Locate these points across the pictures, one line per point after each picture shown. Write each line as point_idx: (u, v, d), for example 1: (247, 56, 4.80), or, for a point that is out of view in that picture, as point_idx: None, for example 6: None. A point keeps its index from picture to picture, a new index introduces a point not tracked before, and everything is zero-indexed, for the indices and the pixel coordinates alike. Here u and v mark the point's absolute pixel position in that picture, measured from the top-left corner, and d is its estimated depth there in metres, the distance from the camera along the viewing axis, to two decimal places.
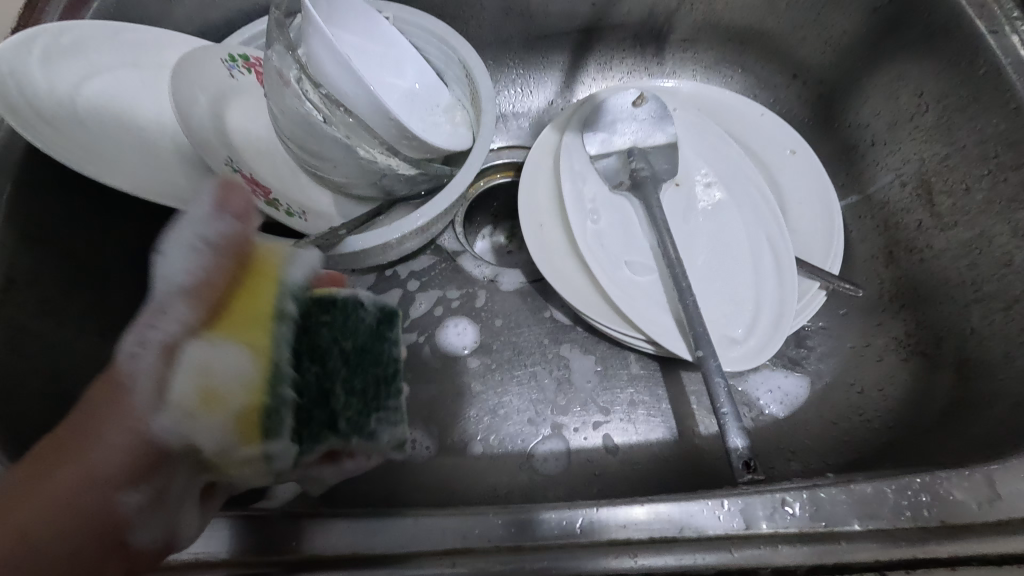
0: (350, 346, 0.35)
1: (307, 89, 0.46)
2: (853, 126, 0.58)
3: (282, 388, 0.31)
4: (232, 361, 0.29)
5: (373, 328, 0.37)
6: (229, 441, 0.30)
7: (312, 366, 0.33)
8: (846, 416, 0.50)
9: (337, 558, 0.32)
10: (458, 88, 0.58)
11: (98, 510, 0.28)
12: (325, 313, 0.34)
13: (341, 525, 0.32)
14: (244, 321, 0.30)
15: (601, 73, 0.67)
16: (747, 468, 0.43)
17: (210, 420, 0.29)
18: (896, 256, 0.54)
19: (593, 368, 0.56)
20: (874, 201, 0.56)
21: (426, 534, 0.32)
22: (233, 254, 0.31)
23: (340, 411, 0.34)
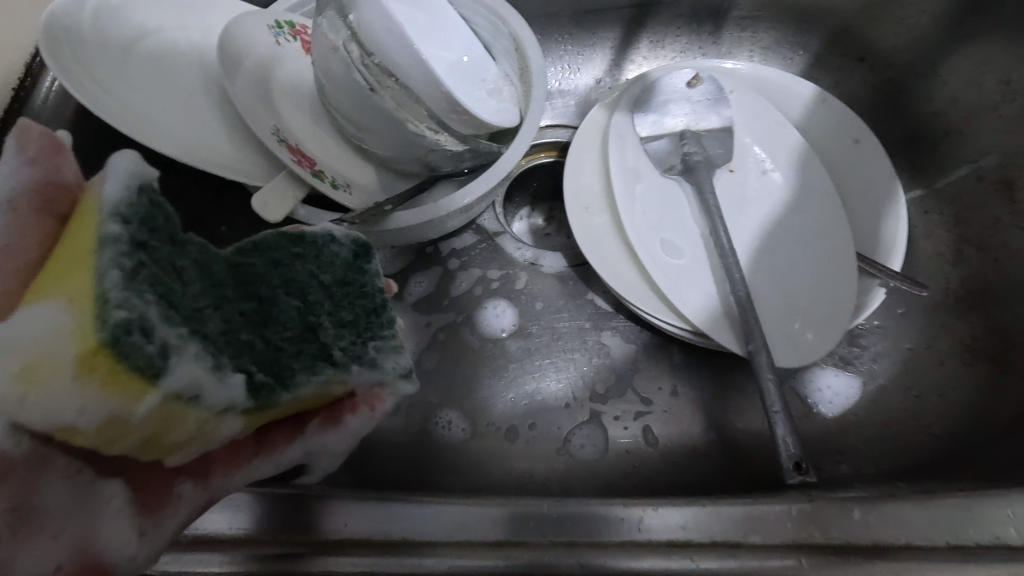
0: (330, 279, 0.33)
1: (357, 57, 0.45)
2: (925, 113, 0.55)
3: (126, 320, 0.21)
4: (46, 316, 0.21)
5: (350, 261, 0.35)
6: (100, 411, 0.21)
7: (292, 298, 0.31)
8: (901, 419, 0.48)
9: (359, 541, 0.33)
10: (506, 62, 0.56)
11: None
12: (294, 247, 0.33)
13: (364, 510, 0.34)
14: (64, 268, 0.22)
15: (653, 51, 0.64)
16: (798, 468, 0.41)
17: (49, 394, 0.21)
18: (966, 254, 0.51)
19: (635, 357, 0.55)
20: (944, 195, 0.53)
21: (460, 524, 0.34)
22: (47, 195, 0.28)
23: (330, 342, 0.31)
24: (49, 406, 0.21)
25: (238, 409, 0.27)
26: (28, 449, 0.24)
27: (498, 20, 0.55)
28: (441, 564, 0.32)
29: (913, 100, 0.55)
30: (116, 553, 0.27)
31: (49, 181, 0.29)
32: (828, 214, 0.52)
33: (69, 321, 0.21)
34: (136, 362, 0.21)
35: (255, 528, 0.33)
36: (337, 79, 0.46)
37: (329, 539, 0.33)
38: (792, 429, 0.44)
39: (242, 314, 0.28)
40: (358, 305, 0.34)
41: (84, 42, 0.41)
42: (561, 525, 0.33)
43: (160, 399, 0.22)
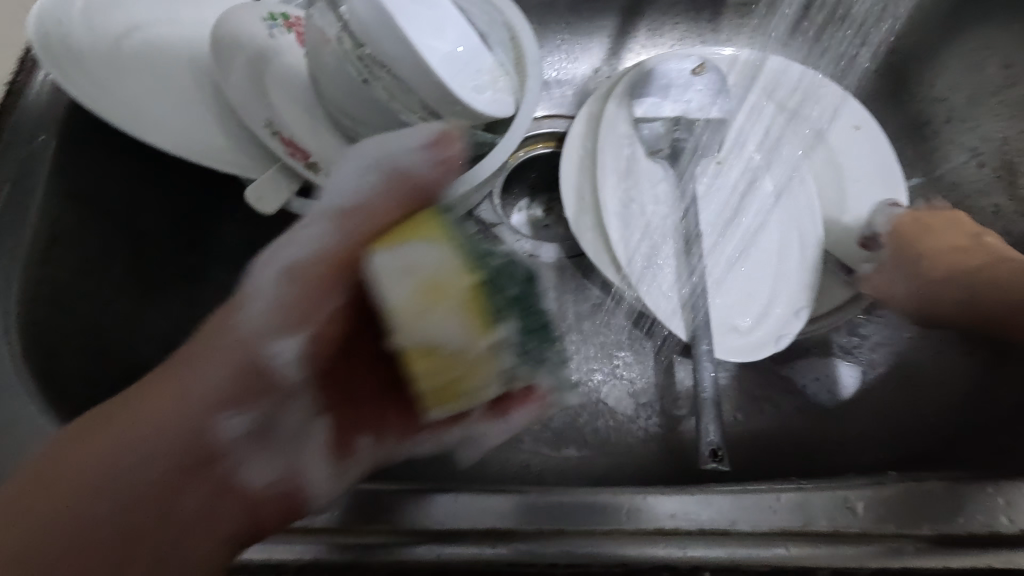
0: (539, 282, 0.30)
1: (348, 49, 0.44)
2: (927, 99, 0.54)
3: (487, 264, 0.27)
4: (422, 254, 0.27)
5: (536, 274, 0.32)
6: (463, 337, 0.26)
7: (526, 284, 0.28)
8: (900, 407, 0.48)
9: (442, 531, 0.30)
10: (501, 52, 0.55)
11: (186, 439, 0.33)
12: (519, 255, 0.30)
13: (446, 498, 0.31)
14: (435, 227, 0.28)
15: (650, 39, 0.63)
16: (712, 456, 0.43)
17: (445, 315, 0.26)
18: (967, 242, 0.50)
19: (630, 347, 0.54)
20: (945, 182, 0.52)
21: (476, 510, 0.30)
22: (412, 192, 0.33)
23: (536, 333, 0.28)
24: (432, 323, 0.26)
25: (505, 360, 0.28)
26: (298, 378, 0.36)
27: (493, 10, 0.55)
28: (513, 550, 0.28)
29: (916, 86, 0.54)
30: (313, 483, 0.34)
31: (420, 181, 0.33)
32: (814, 206, 0.52)
33: (452, 252, 0.27)
34: (496, 300, 0.27)
35: (325, 520, 0.30)
36: (327, 70, 0.46)
37: (398, 529, 0.30)
38: (718, 420, 0.45)
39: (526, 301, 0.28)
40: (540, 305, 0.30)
41: (77, 43, 0.41)
42: (557, 512, 0.30)
43: (492, 340, 0.26)
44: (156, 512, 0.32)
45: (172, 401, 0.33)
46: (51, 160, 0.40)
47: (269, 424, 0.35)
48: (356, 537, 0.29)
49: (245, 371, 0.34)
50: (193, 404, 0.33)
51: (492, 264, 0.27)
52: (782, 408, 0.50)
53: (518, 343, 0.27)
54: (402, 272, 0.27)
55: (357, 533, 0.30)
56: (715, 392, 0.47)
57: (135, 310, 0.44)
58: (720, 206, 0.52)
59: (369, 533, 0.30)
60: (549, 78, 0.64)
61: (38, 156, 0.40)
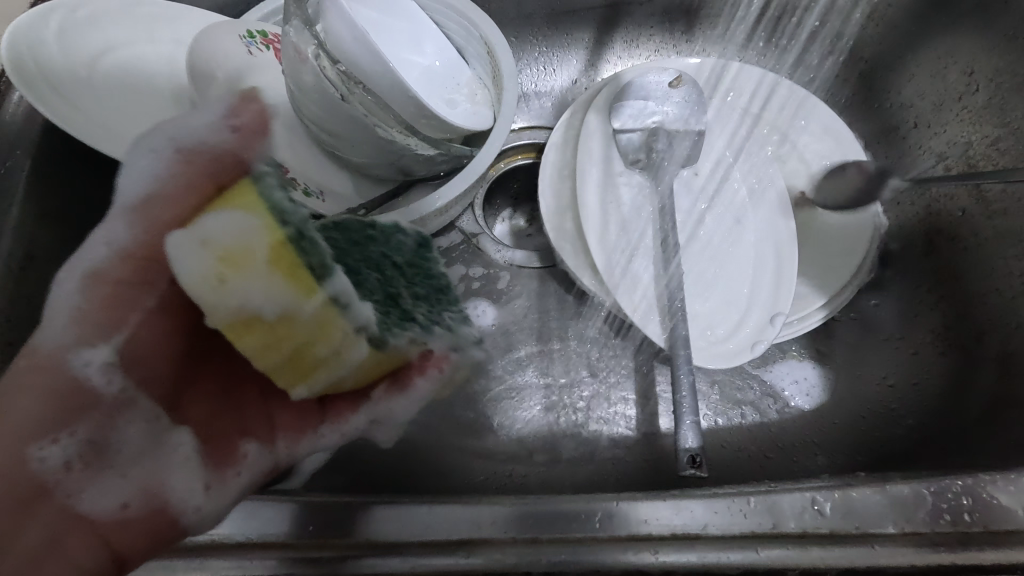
0: (401, 260, 0.35)
1: (325, 65, 0.45)
2: (896, 105, 0.55)
3: (297, 223, 0.26)
4: (225, 221, 0.26)
5: (415, 248, 0.37)
6: (283, 302, 0.25)
7: (371, 271, 0.33)
8: (878, 409, 0.49)
9: (404, 542, 0.30)
10: (478, 65, 0.56)
11: (13, 472, 0.28)
12: (367, 238, 0.35)
13: (407, 508, 0.31)
14: (237, 191, 0.27)
15: (627, 51, 0.64)
16: (690, 462, 0.43)
17: (252, 280, 0.25)
18: (937, 244, 0.51)
19: (613, 355, 0.54)
20: (915, 185, 0.53)
21: (457, 520, 0.30)
22: (216, 164, 0.30)
23: (410, 310, 0.32)
24: (242, 293, 0.26)
25: (364, 334, 0.29)
26: (118, 387, 0.32)
27: (469, 23, 0.55)
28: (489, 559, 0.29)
29: (885, 92, 0.55)
30: (181, 493, 0.31)
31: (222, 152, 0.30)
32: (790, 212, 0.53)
33: (255, 219, 0.25)
34: (311, 260, 0.26)
35: (299, 533, 0.31)
36: (305, 86, 0.46)
37: (375, 540, 0.30)
38: (696, 425, 0.45)
39: (376, 280, 0.32)
40: (427, 284, 0.35)
41: (53, 60, 0.41)
42: (531, 523, 0.30)
43: (322, 299, 0.26)
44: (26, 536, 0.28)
45: (23, 415, 0.30)
46: (27, 178, 0.40)
47: (100, 445, 0.31)
48: (317, 549, 0.30)
49: (63, 389, 0.30)
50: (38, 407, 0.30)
51: (305, 224, 0.26)
52: (758, 411, 0.51)
53: (358, 305, 0.28)
54: (201, 248, 0.26)
55: (323, 545, 0.30)
56: (692, 396, 0.47)
57: None
58: (698, 214, 0.53)
59: (330, 547, 0.30)
60: (528, 90, 0.65)
61: (13, 173, 0.40)
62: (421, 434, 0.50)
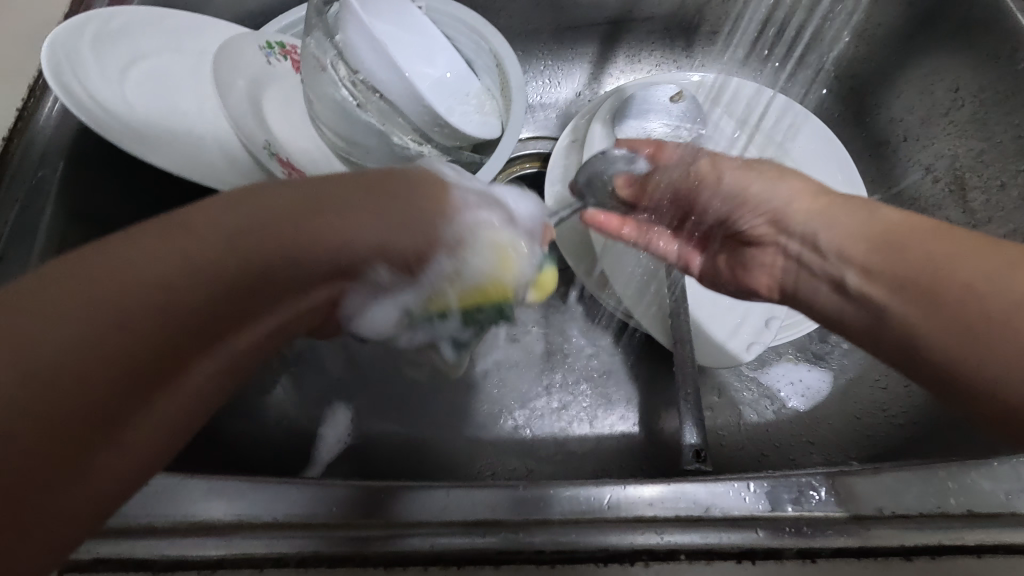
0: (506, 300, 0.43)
1: (343, 75, 0.48)
2: (886, 119, 0.58)
3: None
4: None
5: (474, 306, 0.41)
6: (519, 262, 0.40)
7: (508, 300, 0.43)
8: (870, 409, 0.51)
9: (475, 521, 0.31)
10: (488, 78, 0.58)
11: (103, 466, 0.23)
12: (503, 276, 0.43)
13: (447, 493, 0.32)
14: None
15: (629, 66, 0.67)
16: (696, 457, 0.44)
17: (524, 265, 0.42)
18: None
19: (616, 360, 0.55)
20: (905, 196, 0.56)
21: (472, 505, 0.32)
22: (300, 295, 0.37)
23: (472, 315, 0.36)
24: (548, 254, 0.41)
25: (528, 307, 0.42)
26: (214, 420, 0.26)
27: (480, 38, 0.57)
28: (558, 539, 0.30)
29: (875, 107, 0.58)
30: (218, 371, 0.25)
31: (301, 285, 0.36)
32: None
33: None
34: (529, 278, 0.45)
35: (333, 515, 0.31)
36: (322, 92, 0.49)
37: (396, 522, 0.31)
38: (698, 421, 0.46)
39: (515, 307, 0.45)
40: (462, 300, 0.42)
41: (86, 68, 0.42)
42: (552, 508, 0.31)
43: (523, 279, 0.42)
44: (95, 408, 0.21)
45: (115, 295, 0.22)
46: (59, 184, 0.41)
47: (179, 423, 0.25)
48: (347, 529, 0.31)
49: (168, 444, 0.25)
50: (243, 274, 0.24)
51: None
52: (756, 411, 0.53)
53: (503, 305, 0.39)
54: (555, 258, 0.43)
55: (351, 525, 0.31)
56: (695, 396, 0.48)
57: None
58: None
59: (364, 526, 0.31)
60: (533, 102, 0.67)
61: (47, 180, 0.41)
62: (430, 431, 0.52)
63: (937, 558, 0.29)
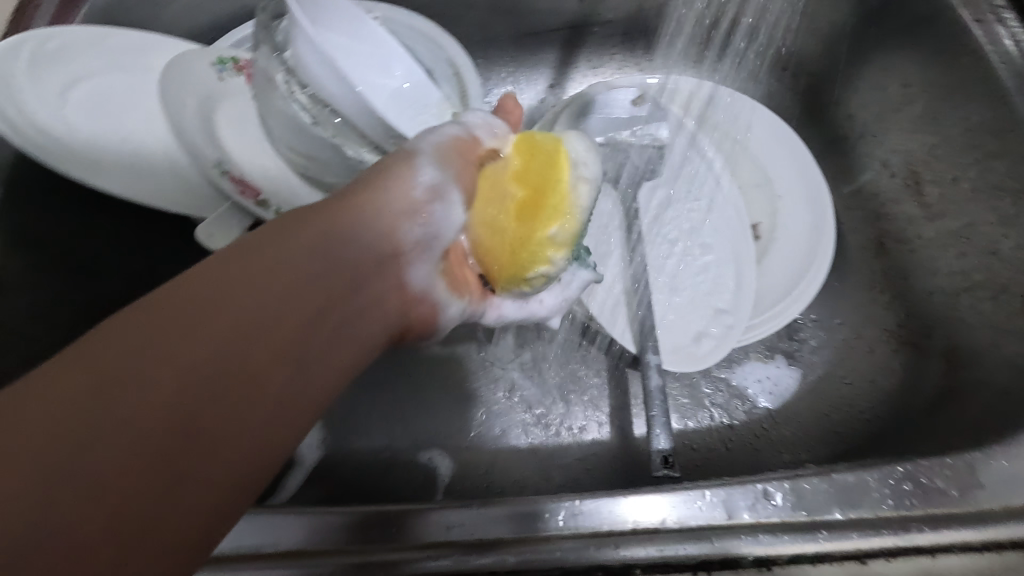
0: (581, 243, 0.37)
1: (295, 90, 0.47)
2: (844, 116, 0.58)
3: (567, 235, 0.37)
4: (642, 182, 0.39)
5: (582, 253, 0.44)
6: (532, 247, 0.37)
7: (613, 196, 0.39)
8: (839, 406, 0.51)
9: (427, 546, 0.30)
10: (448, 88, 0.56)
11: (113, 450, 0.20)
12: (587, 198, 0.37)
13: (432, 515, 0.31)
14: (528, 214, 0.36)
15: (591, 70, 0.67)
16: (665, 464, 0.44)
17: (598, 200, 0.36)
18: (887, 246, 0.54)
19: (593, 366, 0.54)
20: (864, 193, 0.57)
21: (486, 523, 0.31)
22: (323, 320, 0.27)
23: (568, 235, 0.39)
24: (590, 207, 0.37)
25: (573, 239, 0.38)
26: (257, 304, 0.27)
27: (437, 46, 0.56)
28: (508, 561, 0.29)
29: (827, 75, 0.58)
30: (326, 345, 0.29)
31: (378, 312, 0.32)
32: (743, 225, 0.55)
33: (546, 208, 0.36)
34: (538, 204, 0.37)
35: (357, 540, 0.30)
36: (274, 107, 0.48)
37: (401, 546, 0.30)
38: (669, 426, 0.46)
39: None
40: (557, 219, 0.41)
41: (22, 96, 0.42)
42: (515, 525, 0.30)
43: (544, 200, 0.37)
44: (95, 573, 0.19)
45: (159, 337, 0.22)
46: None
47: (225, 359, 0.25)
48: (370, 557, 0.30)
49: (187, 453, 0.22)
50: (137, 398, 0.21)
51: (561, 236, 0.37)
52: (726, 412, 0.53)
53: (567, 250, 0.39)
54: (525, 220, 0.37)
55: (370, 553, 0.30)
56: (665, 402, 0.47)
57: None
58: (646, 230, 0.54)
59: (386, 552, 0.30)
60: None
61: None
62: (399, 444, 0.51)
63: (892, 559, 0.28)
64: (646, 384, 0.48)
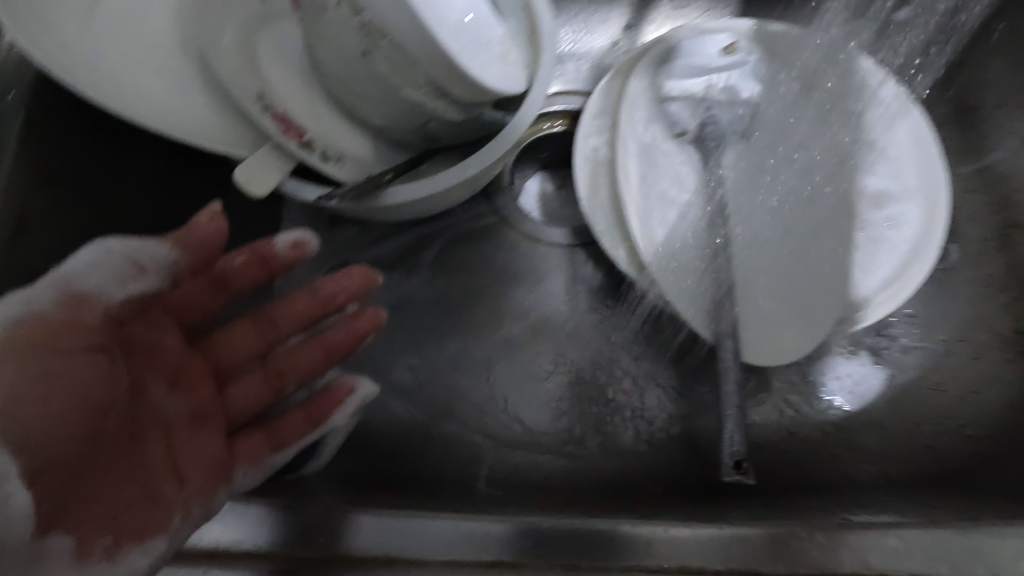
0: None
1: (349, 14, 0.40)
2: (978, 80, 0.50)
3: None
4: None
5: None
6: None
7: None
8: (932, 415, 0.46)
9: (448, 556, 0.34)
10: (515, 21, 0.49)
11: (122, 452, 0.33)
12: None
13: (373, 524, 0.34)
14: None
15: (675, 11, 0.59)
16: (737, 468, 0.39)
17: None
18: (1014, 239, 0.47)
19: (653, 349, 0.49)
20: (993, 173, 0.49)
21: (453, 541, 0.34)
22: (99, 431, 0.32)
23: None
24: None
25: None
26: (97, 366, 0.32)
27: None
28: None
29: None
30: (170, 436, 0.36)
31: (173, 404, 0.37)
32: (843, 204, 0.48)
33: None
34: None
35: (279, 543, 0.34)
36: (324, 34, 0.42)
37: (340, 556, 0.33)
38: (744, 427, 0.41)
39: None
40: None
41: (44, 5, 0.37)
42: (560, 548, 0.34)
43: None
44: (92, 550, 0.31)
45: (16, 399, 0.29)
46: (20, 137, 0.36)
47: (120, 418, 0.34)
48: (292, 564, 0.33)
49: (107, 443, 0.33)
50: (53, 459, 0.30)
51: None
52: (800, 411, 0.48)
53: None
54: None
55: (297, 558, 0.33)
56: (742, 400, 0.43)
57: None
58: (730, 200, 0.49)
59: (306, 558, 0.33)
60: (564, 51, 0.60)
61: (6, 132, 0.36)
62: (441, 417, 0.48)
63: None
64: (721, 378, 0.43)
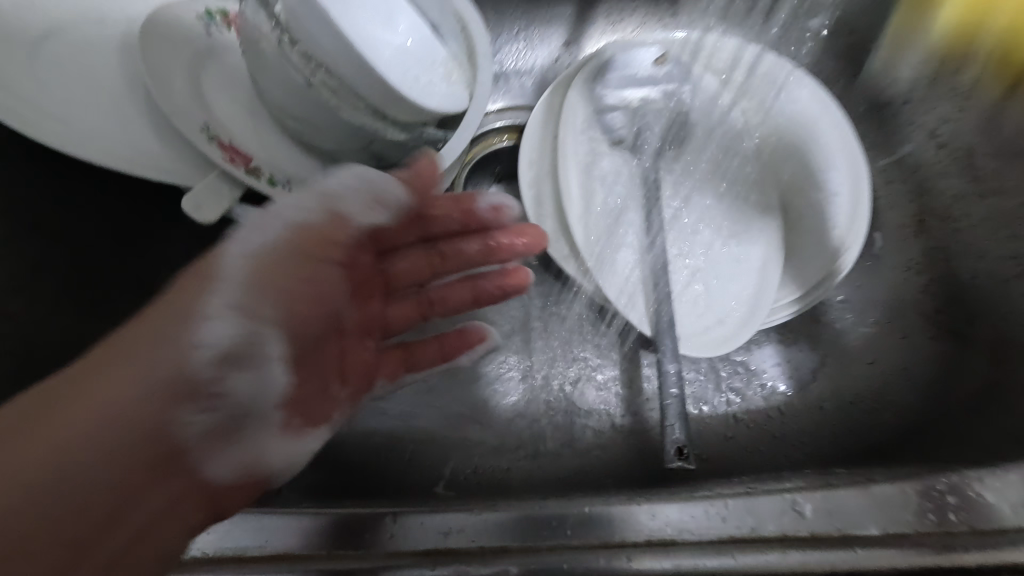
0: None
1: (286, 45, 0.42)
2: (889, 79, 0.53)
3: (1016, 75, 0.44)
4: None
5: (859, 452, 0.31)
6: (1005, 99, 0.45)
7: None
8: (867, 394, 0.48)
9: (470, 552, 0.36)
10: (454, 44, 0.52)
11: (155, 436, 0.31)
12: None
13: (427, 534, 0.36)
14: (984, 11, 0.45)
15: (611, 26, 0.62)
16: (678, 456, 0.41)
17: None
18: (929, 226, 0.50)
19: (603, 347, 0.52)
20: (907, 164, 0.52)
21: None
22: (148, 432, 0.31)
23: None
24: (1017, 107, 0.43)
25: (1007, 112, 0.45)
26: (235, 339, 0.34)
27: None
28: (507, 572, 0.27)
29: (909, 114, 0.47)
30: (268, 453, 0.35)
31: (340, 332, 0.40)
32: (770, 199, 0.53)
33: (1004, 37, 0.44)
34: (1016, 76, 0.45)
35: None
36: (266, 66, 0.44)
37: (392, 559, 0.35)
38: (684, 417, 0.44)
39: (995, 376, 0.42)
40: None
41: None
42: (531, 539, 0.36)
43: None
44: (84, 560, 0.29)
45: (92, 375, 0.31)
46: None
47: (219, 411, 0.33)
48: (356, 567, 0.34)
49: (166, 452, 0.32)
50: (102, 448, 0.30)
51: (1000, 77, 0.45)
52: (744, 399, 0.50)
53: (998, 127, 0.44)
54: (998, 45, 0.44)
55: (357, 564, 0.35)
56: (682, 392, 0.45)
57: (73, 326, 0.42)
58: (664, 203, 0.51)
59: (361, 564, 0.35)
60: (507, 70, 0.62)
61: None
62: (400, 427, 0.49)
63: None
64: (661, 369, 0.45)
